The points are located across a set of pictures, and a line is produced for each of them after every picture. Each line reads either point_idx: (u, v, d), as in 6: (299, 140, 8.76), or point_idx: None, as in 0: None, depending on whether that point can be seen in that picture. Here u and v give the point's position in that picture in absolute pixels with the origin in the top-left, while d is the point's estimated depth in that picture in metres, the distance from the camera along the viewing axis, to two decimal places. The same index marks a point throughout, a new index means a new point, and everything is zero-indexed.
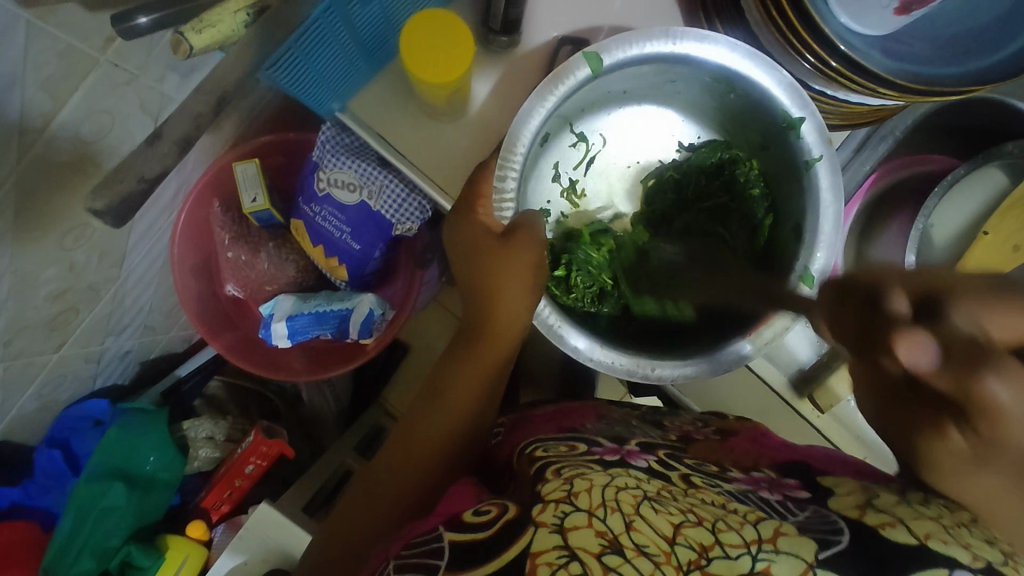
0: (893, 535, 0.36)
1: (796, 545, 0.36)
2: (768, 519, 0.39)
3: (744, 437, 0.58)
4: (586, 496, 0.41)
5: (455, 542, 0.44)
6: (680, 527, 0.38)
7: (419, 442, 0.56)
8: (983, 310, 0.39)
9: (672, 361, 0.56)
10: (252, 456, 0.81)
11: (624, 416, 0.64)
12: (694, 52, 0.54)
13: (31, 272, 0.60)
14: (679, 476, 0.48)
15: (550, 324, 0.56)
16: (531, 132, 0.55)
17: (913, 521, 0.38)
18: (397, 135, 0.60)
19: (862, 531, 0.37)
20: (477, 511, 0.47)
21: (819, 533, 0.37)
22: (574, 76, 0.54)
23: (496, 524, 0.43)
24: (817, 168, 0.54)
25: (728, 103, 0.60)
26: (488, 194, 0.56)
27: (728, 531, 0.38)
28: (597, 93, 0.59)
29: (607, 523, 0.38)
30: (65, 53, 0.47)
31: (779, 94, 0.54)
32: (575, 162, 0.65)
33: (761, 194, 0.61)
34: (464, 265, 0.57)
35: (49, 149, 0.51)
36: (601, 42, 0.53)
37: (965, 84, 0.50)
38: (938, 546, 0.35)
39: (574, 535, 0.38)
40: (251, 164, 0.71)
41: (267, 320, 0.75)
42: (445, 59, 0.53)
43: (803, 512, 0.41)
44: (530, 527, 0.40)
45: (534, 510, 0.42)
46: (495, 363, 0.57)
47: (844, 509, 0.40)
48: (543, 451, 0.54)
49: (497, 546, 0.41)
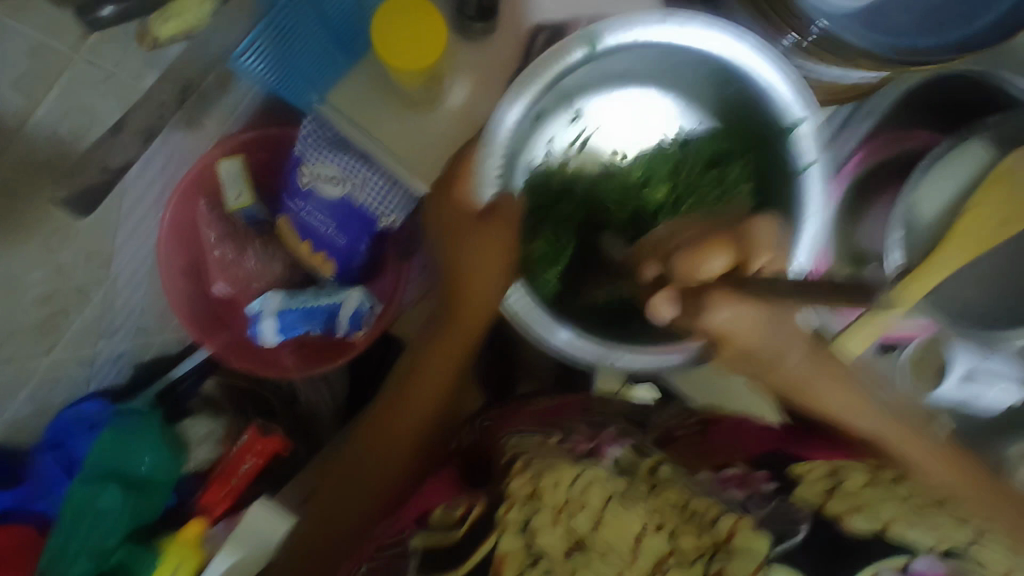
0: (854, 524, 0.39)
1: (751, 539, 0.39)
2: (728, 513, 0.41)
3: (725, 431, 0.59)
4: (552, 493, 0.42)
5: (427, 548, 0.42)
6: (645, 531, 0.40)
7: (412, 424, 0.57)
8: (694, 261, 0.42)
9: (634, 350, 0.56)
10: (248, 454, 0.84)
11: (601, 411, 0.63)
12: (682, 36, 0.54)
13: (17, 273, 0.60)
14: (646, 468, 0.48)
15: (519, 311, 0.55)
16: (516, 119, 0.54)
17: (878, 504, 0.40)
18: (375, 122, 0.61)
19: (823, 521, 0.40)
20: (446, 508, 0.45)
21: (776, 525, 0.39)
22: (568, 56, 0.53)
23: (467, 523, 0.42)
24: (808, 172, 0.53)
25: (718, 82, 0.58)
26: (471, 169, 0.55)
27: (688, 534, 0.40)
28: (596, 76, 0.59)
29: (575, 522, 0.40)
30: (38, 51, 0.46)
31: (766, 67, 0.53)
32: (565, 143, 0.64)
33: (750, 188, 0.61)
34: (439, 244, 0.58)
35: (25, 150, 0.50)
36: (601, 21, 0.53)
37: (951, 52, 0.51)
38: (900, 531, 0.38)
39: (540, 539, 0.39)
40: (236, 160, 0.74)
41: (255, 317, 0.75)
42: (419, 46, 0.53)
43: (770, 503, 0.42)
44: (495, 530, 0.40)
45: (501, 508, 0.42)
46: (468, 346, 0.58)
47: (807, 494, 0.42)
48: (516, 443, 0.53)
49: (464, 548, 0.41)
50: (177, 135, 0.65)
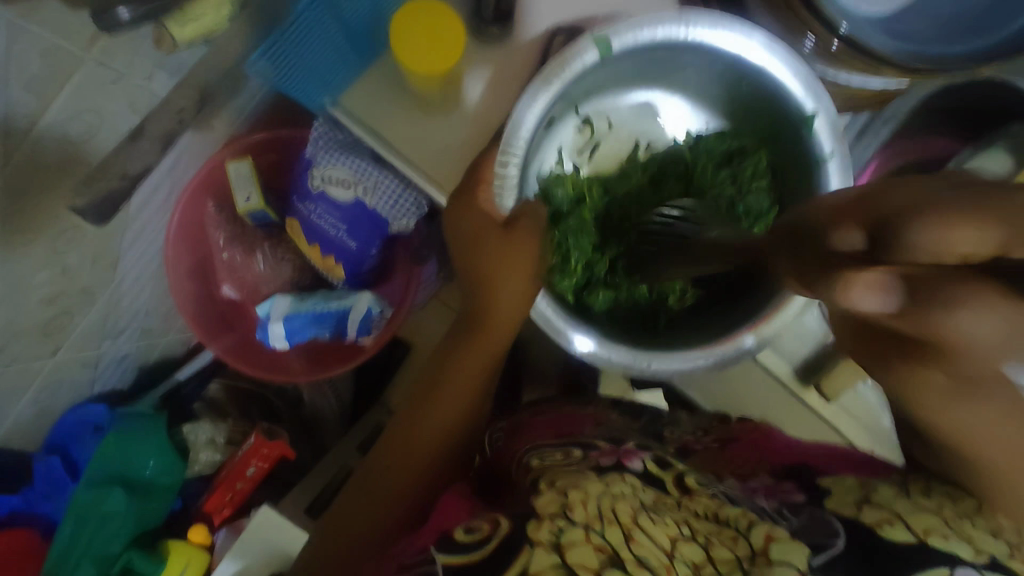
0: (893, 533, 0.38)
1: (788, 550, 0.37)
2: (760, 524, 0.40)
3: (746, 445, 0.59)
4: (582, 510, 0.41)
5: (447, 564, 0.43)
6: (676, 542, 0.39)
7: (429, 437, 0.55)
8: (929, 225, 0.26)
9: (669, 356, 0.55)
10: (254, 458, 0.81)
11: (621, 423, 0.63)
12: (705, 38, 0.53)
13: (24, 276, 0.59)
14: (673, 479, 0.48)
15: (548, 318, 0.56)
16: (531, 122, 0.54)
17: (913, 515, 0.39)
18: (388, 126, 0.59)
19: (857, 532, 0.39)
20: (469, 529, 0.45)
21: (812, 538, 0.39)
22: (581, 59, 0.53)
23: (491, 542, 0.42)
24: (828, 164, 0.53)
25: (737, 84, 0.58)
26: (490, 181, 0.55)
27: (722, 547, 0.39)
28: (606, 78, 0.59)
29: (605, 538, 0.38)
30: (49, 51, 0.45)
31: (790, 75, 0.53)
32: (576, 147, 0.64)
33: (767, 186, 0.60)
34: (463, 254, 0.56)
35: (35, 150, 0.49)
36: (611, 25, 0.52)
37: (972, 62, 0.49)
38: (937, 542, 0.37)
39: (572, 552, 0.38)
40: (245, 163, 0.71)
41: (264, 321, 0.74)
42: (442, 51, 0.52)
43: (798, 515, 0.42)
44: (526, 547, 0.39)
45: (529, 528, 0.41)
46: (488, 361, 0.56)
47: (839, 508, 0.41)
48: (539, 461, 0.53)
49: (499, 561, 0.40)
50: (187, 137, 0.64)
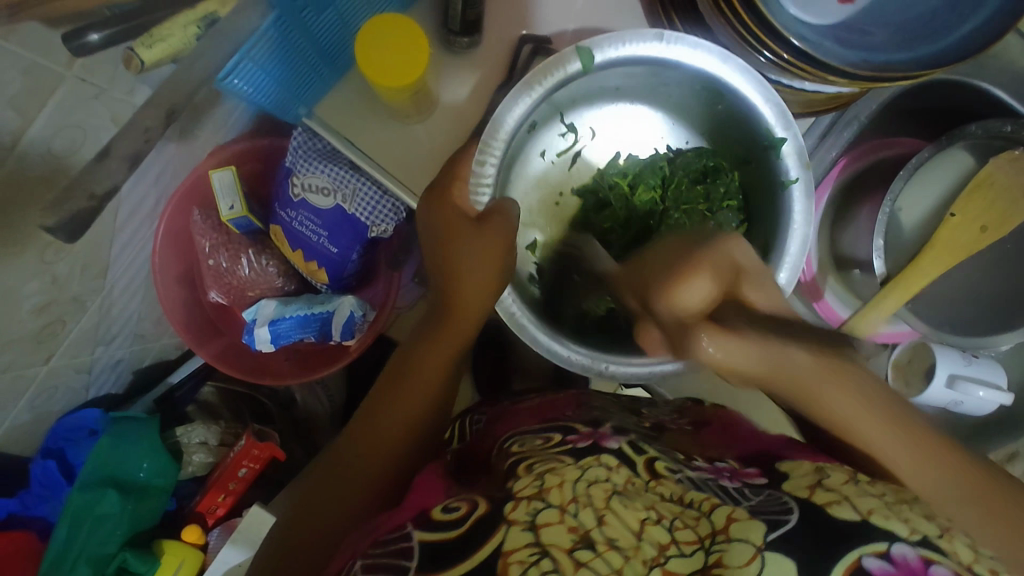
0: (839, 512, 0.40)
1: (745, 529, 0.39)
2: (722, 507, 0.42)
3: (717, 428, 0.61)
4: (558, 492, 0.43)
5: (424, 542, 0.43)
6: (644, 524, 0.41)
7: (396, 425, 0.57)
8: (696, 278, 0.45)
9: (629, 361, 0.58)
10: (245, 460, 0.82)
11: (602, 405, 0.65)
12: (679, 56, 0.55)
13: (13, 287, 0.60)
14: (645, 462, 0.49)
15: (513, 314, 0.58)
16: (511, 123, 0.56)
17: (858, 497, 0.41)
18: (361, 136, 0.61)
19: (809, 509, 0.40)
20: (447, 508, 0.46)
21: (770, 515, 0.40)
22: (564, 69, 0.55)
23: (468, 522, 0.43)
24: (792, 189, 0.56)
25: (710, 99, 0.60)
26: (466, 177, 0.57)
27: (685, 528, 0.41)
28: (587, 88, 0.61)
29: (579, 519, 0.40)
30: (30, 70, 0.46)
31: (750, 90, 0.55)
32: (561, 155, 0.66)
33: (736, 208, 0.62)
34: (429, 245, 0.59)
35: (22, 165, 0.51)
36: (594, 37, 0.54)
37: (919, 67, 0.50)
38: (878, 520, 0.39)
39: (546, 532, 0.39)
40: (227, 172, 0.73)
41: (250, 325, 0.77)
42: (403, 65, 0.54)
43: (758, 496, 0.44)
44: (502, 525, 0.41)
45: (505, 507, 0.43)
46: (459, 349, 0.59)
47: (793, 490, 0.44)
48: (518, 446, 0.55)
49: (473, 541, 0.41)
50: (170, 148, 0.65)
